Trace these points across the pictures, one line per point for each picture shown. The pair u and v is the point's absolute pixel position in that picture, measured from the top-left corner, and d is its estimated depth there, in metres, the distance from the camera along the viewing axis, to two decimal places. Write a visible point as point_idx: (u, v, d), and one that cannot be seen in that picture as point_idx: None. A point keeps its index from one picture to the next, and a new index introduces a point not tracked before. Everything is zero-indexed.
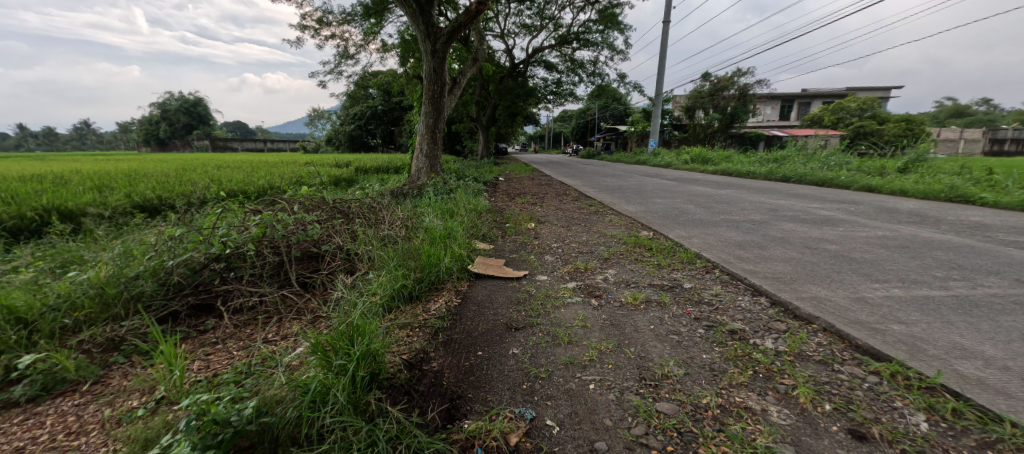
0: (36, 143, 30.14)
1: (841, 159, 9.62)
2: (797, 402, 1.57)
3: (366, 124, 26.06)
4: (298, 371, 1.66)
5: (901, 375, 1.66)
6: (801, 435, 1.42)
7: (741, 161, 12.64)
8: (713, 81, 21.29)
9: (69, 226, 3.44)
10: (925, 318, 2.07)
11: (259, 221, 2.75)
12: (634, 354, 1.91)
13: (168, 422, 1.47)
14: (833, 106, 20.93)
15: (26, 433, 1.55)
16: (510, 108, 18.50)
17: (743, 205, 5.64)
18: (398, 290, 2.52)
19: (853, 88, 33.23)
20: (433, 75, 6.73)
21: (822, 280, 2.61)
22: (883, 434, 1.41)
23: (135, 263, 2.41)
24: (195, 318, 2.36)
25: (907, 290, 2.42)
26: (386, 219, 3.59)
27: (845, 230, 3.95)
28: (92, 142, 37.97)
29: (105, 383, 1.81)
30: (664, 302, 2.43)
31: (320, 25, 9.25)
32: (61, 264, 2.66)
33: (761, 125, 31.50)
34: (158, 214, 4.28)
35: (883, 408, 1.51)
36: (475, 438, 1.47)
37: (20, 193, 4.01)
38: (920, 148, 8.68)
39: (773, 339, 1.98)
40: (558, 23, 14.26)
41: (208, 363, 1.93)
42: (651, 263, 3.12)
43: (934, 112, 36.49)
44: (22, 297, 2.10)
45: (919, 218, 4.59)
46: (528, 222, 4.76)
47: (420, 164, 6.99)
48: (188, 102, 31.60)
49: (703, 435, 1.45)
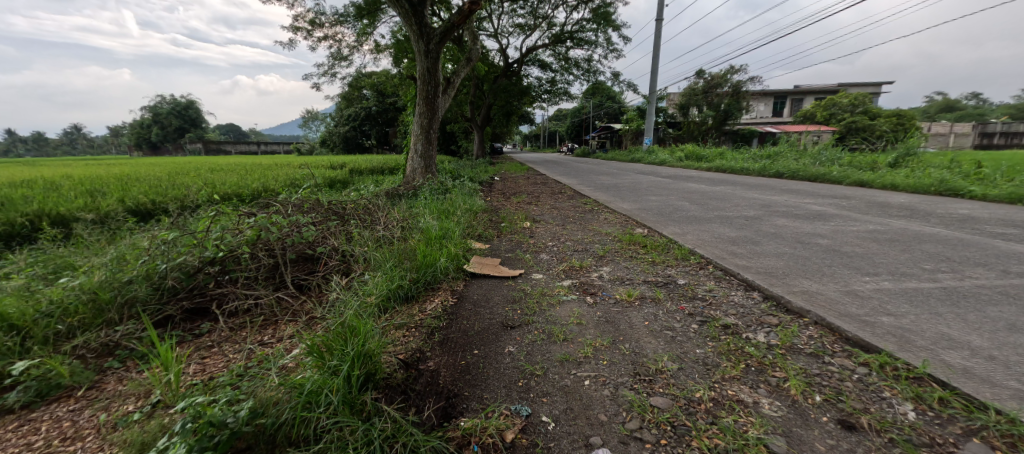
0: (26, 149, 29.63)
1: (832, 154, 9.72)
2: (788, 394, 1.59)
3: (360, 125, 25.99)
4: (293, 372, 1.66)
5: (890, 366, 1.69)
6: (792, 426, 1.44)
7: (735, 157, 12.76)
8: (706, 79, 21.39)
9: (60, 233, 3.41)
10: (914, 310, 2.10)
11: (253, 224, 2.75)
12: (628, 350, 1.93)
13: (164, 425, 1.48)
14: (824, 102, 21.10)
15: (20, 440, 1.55)
16: (504, 108, 18.55)
17: (737, 200, 5.69)
18: (393, 291, 2.52)
19: (844, 83, 33.63)
20: (426, 75, 6.72)
21: (813, 274, 2.64)
22: (871, 423, 1.44)
23: (128, 267, 2.41)
24: (190, 322, 2.36)
25: (896, 282, 2.46)
26: (381, 220, 3.61)
27: (836, 225, 3.98)
28: (82, 146, 37.84)
29: (100, 389, 1.81)
30: (658, 299, 2.45)
31: (312, 26, 9.21)
32: (53, 269, 2.65)
33: (754, 122, 31.68)
34: (150, 218, 4.27)
35: (871, 398, 1.54)
36: (470, 435, 1.48)
37: (9, 200, 3.94)
38: (911, 142, 8.81)
39: (766, 333, 2.01)
40: (552, 22, 14.25)
41: (204, 366, 1.93)
42: (646, 260, 3.14)
43: (925, 108, 36.83)
44: (14, 304, 2.08)
45: (910, 212, 4.66)
46: (523, 221, 4.77)
47: (415, 165, 7.01)
48: (180, 106, 31.42)
49: (695, 428, 1.47)
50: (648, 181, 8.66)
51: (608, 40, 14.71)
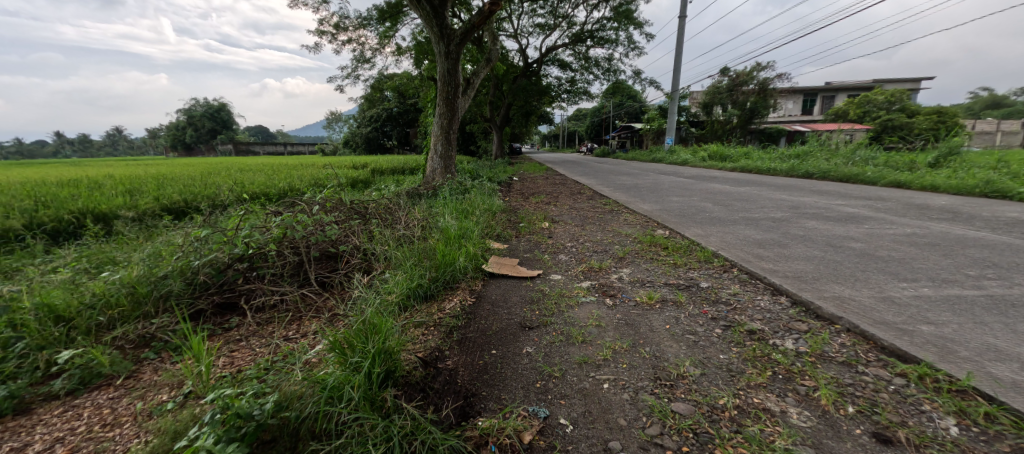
0: (71, 150, 31.32)
1: (866, 154, 9.31)
2: (818, 404, 1.52)
3: (382, 126, 26.45)
4: (316, 367, 1.70)
5: (930, 377, 1.60)
6: (822, 438, 1.38)
7: (761, 157, 12.40)
8: (731, 77, 20.87)
9: (102, 229, 3.58)
10: (957, 319, 1.98)
11: (280, 222, 2.83)
12: (648, 354, 1.89)
13: (195, 415, 1.53)
14: (858, 99, 20.28)
15: (64, 424, 1.62)
16: (523, 108, 18.53)
17: (763, 202, 5.52)
18: (413, 290, 2.54)
19: (878, 79, 32.27)
20: (447, 76, 6.75)
21: (846, 279, 2.52)
22: (910, 438, 1.36)
23: (163, 263, 2.51)
24: (219, 316, 2.43)
25: (937, 289, 2.33)
26: (402, 219, 3.65)
27: (870, 228, 3.81)
28: (121, 146, 39.71)
29: (138, 378, 1.89)
30: (680, 302, 2.39)
31: (336, 29, 9.41)
32: (96, 264, 2.78)
33: (781, 121, 30.74)
34: (183, 216, 4.44)
35: (910, 411, 1.45)
36: (488, 435, 1.47)
37: (56, 198, 4.16)
38: (953, 141, 8.35)
39: (794, 339, 1.93)
40: (572, 21, 14.17)
41: (232, 359, 1.99)
42: (667, 262, 3.07)
43: (969, 104, 34.89)
44: (61, 296, 2.19)
45: (952, 215, 4.41)
46: (542, 221, 4.73)
47: (435, 165, 7.06)
48: (212, 108, 32.67)
49: (719, 436, 1.42)
50: (669, 181, 8.51)
51: (629, 39, 14.53)
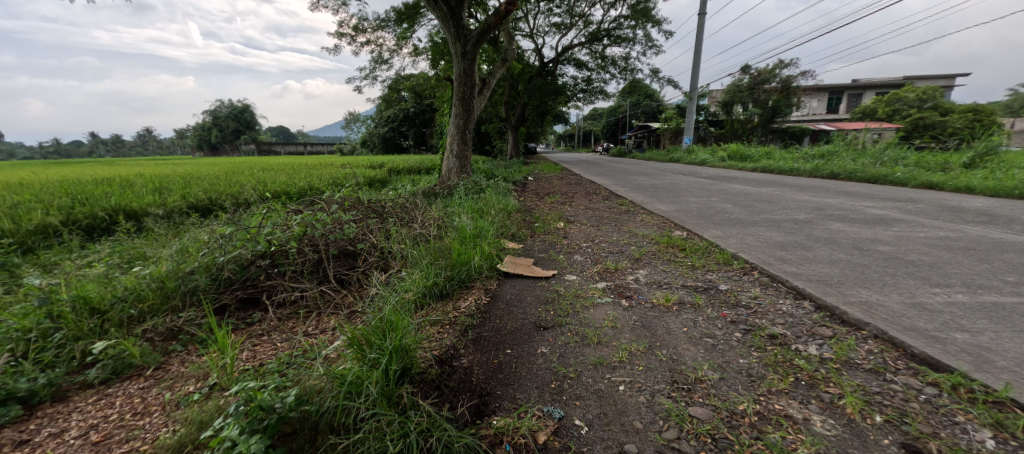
0: (104, 150, 32.61)
1: (896, 154, 8.97)
2: (843, 412, 1.47)
3: (399, 126, 26.74)
4: (335, 362, 1.72)
5: (964, 387, 1.52)
6: (848, 447, 1.33)
7: (783, 157, 12.08)
8: (752, 75, 20.41)
9: (132, 226, 3.71)
10: (993, 327, 1.89)
11: (300, 221, 2.89)
12: (666, 357, 1.85)
13: (220, 406, 1.56)
14: (887, 97, 19.57)
15: (98, 412, 1.68)
16: (539, 108, 18.50)
17: (785, 203, 5.38)
18: (429, 288, 2.55)
19: (909, 77, 31.07)
20: (463, 76, 6.78)
21: (873, 284, 2.43)
22: (942, 450, 1.30)
23: (190, 259, 2.59)
24: (242, 311, 2.49)
25: (972, 295, 2.23)
26: (418, 218, 3.67)
27: (900, 231, 3.66)
28: (150, 146, 41.12)
29: (166, 369, 1.94)
30: (698, 304, 2.34)
31: (355, 31, 9.55)
32: (127, 259, 2.88)
33: (805, 120, 29.92)
34: (208, 214, 4.57)
35: (942, 422, 1.39)
36: (503, 434, 1.47)
37: (90, 196, 4.33)
38: (990, 140, 7.98)
39: (818, 345, 1.87)
40: (589, 20, 14.06)
41: (255, 353, 2.03)
42: (685, 264, 3.01)
43: (1007, 102, 33.33)
44: (95, 289, 2.27)
45: (988, 218, 4.21)
46: (557, 222, 4.71)
47: (451, 165, 7.09)
48: (236, 109, 33.57)
49: (739, 442, 1.39)
50: (687, 182, 8.38)
51: (647, 37, 14.35)
